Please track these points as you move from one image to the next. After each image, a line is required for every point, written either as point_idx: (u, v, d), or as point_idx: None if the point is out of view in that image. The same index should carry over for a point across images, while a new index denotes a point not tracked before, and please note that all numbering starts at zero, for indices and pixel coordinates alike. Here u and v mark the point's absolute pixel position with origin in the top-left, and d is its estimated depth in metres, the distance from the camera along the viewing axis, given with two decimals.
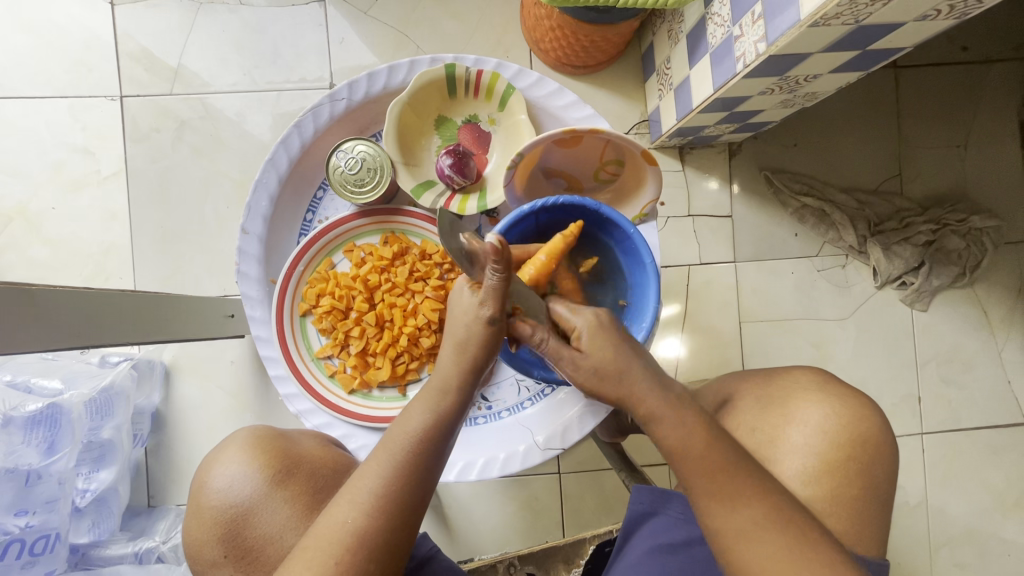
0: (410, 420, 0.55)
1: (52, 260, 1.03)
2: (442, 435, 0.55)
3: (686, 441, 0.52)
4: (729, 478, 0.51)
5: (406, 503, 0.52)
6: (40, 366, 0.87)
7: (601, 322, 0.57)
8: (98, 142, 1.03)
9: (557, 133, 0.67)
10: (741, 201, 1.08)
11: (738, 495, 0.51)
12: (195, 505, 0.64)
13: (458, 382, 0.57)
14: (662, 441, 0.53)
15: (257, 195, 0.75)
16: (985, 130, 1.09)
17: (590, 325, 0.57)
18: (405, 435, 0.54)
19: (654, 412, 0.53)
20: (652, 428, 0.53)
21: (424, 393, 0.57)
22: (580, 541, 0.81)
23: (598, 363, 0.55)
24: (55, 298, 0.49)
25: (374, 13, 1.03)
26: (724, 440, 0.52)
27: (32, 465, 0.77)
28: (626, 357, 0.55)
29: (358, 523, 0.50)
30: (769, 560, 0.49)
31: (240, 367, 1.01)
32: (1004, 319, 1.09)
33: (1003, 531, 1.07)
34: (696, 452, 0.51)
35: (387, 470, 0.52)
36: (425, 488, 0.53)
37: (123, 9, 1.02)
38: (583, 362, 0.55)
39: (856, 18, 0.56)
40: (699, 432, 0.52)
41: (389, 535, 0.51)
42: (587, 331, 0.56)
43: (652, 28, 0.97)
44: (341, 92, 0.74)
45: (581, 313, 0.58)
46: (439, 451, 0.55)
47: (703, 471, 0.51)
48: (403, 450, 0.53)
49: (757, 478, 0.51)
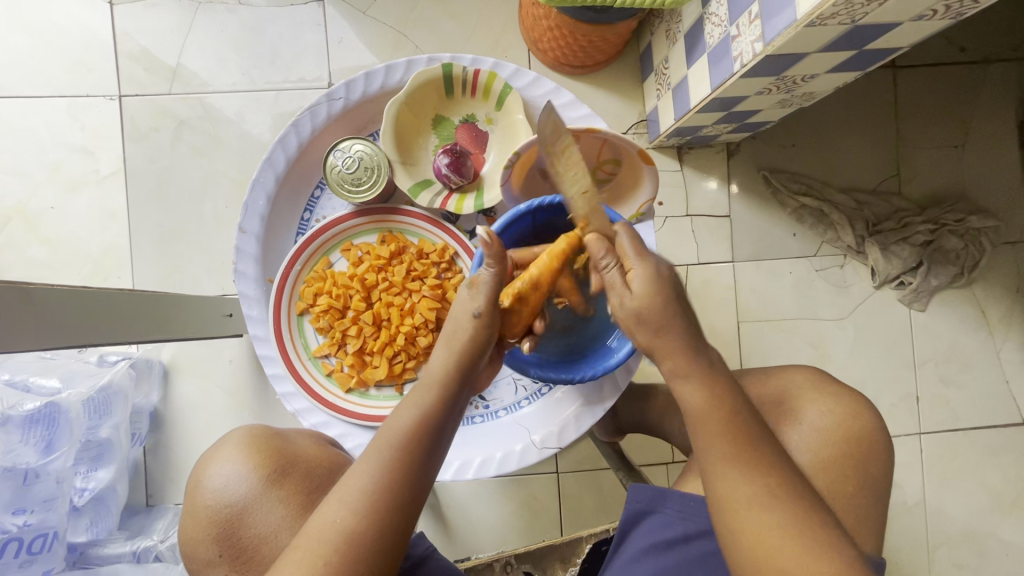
0: (399, 419, 0.56)
1: (50, 259, 1.03)
2: (432, 433, 0.55)
3: (710, 406, 0.53)
4: (745, 447, 0.51)
5: (397, 502, 0.52)
6: (38, 365, 0.87)
7: (660, 277, 0.57)
8: (97, 142, 1.04)
9: (561, 127, 0.59)
10: (740, 201, 1.08)
11: (751, 466, 0.51)
12: (190, 505, 0.64)
13: (445, 381, 0.58)
14: (684, 402, 0.54)
15: (254, 194, 0.75)
16: (983, 130, 1.09)
17: (649, 273, 0.57)
18: (393, 433, 0.54)
19: (678, 370, 0.55)
20: (676, 387, 0.55)
21: (414, 392, 0.57)
22: (578, 540, 0.81)
23: (643, 308, 0.56)
24: (52, 297, 0.49)
25: (373, 14, 1.04)
26: (745, 407, 0.53)
27: (29, 463, 0.77)
28: (672, 314, 0.55)
29: (347, 521, 0.50)
30: (768, 529, 0.49)
31: (238, 367, 1.01)
32: (1002, 318, 1.09)
33: (1001, 531, 1.07)
34: (716, 417, 0.53)
35: (376, 467, 0.52)
36: (417, 485, 0.53)
37: (122, 9, 1.03)
38: (628, 304, 0.56)
39: (852, 18, 0.56)
40: (721, 398, 0.53)
41: (379, 533, 0.51)
42: (644, 275, 0.56)
43: (651, 28, 0.97)
44: (338, 92, 0.74)
45: (645, 259, 0.58)
46: (430, 449, 0.55)
47: (720, 437, 0.52)
48: (393, 448, 0.54)
49: (770, 452, 0.52)
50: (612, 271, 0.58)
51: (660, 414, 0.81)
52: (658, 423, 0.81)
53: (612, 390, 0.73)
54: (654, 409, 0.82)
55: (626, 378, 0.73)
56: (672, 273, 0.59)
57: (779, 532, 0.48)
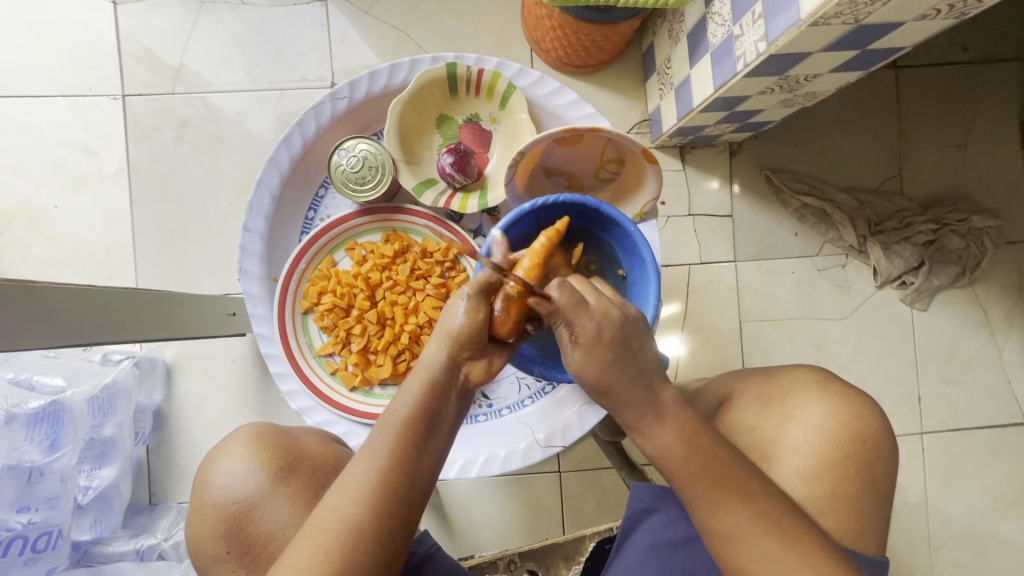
0: (396, 408, 0.55)
1: (53, 258, 1.03)
2: (429, 421, 0.55)
3: (671, 452, 0.53)
4: (721, 479, 0.52)
5: (395, 493, 0.52)
6: (42, 364, 0.88)
7: (601, 337, 0.53)
8: (100, 141, 1.04)
9: (558, 134, 0.67)
10: (742, 201, 1.08)
11: (727, 497, 0.51)
12: (198, 502, 0.64)
13: (442, 368, 0.56)
14: (646, 450, 0.54)
15: (259, 192, 0.75)
16: (985, 130, 1.09)
17: (590, 337, 0.53)
18: (391, 423, 0.54)
19: (637, 423, 0.54)
20: (638, 437, 0.55)
21: (411, 379, 0.57)
22: (581, 538, 0.81)
23: (585, 372, 0.54)
24: (58, 295, 0.50)
25: (376, 13, 1.04)
26: (709, 442, 0.53)
27: (34, 461, 0.77)
28: (619, 374, 0.53)
29: (348, 511, 0.51)
30: (757, 556, 0.51)
31: (241, 366, 1.01)
32: (1004, 318, 1.09)
33: (1003, 531, 1.07)
34: (681, 458, 0.52)
35: (374, 458, 0.53)
36: (413, 477, 0.53)
37: (125, 8, 1.03)
38: (574, 365, 0.55)
39: (856, 18, 0.56)
40: (683, 442, 0.53)
41: (377, 524, 0.51)
42: (585, 343, 0.54)
43: (653, 28, 0.98)
44: (343, 91, 0.75)
45: (586, 317, 0.54)
46: (428, 438, 0.55)
47: (689, 478, 0.52)
48: (394, 437, 0.53)
49: (745, 477, 0.52)
50: (561, 329, 0.55)
51: None
52: None
53: None
54: None
55: None
56: (619, 322, 0.55)
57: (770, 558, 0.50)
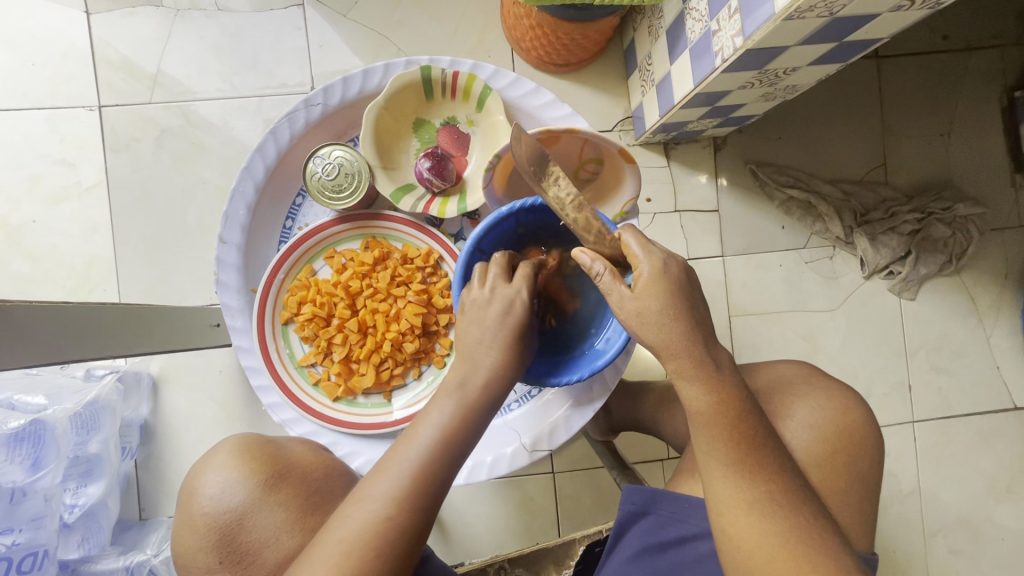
0: (435, 412, 0.59)
1: (33, 273, 1.02)
2: (465, 433, 0.58)
3: (715, 410, 0.53)
4: (747, 457, 0.52)
5: (425, 499, 0.55)
6: (23, 382, 0.87)
7: (667, 269, 0.56)
8: (77, 153, 1.02)
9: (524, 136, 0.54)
10: (729, 195, 1.08)
11: (751, 471, 0.52)
12: (186, 517, 0.63)
13: (487, 377, 0.60)
14: (687, 403, 0.54)
15: (234, 204, 0.74)
16: (967, 117, 1.09)
17: (653, 270, 0.56)
18: (429, 425, 0.58)
19: (685, 371, 0.54)
20: (680, 389, 0.55)
21: (447, 392, 0.60)
22: (570, 542, 0.80)
23: (644, 307, 0.55)
24: (29, 314, 0.48)
25: (353, 16, 1.03)
26: (753, 413, 0.54)
27: (16, 482, 0.75)
28: (676, 312, 0.55)
29: (380, 508, 0.53)
30: (762, 556, 0.50)
31: (229, 377, 1.00)
32: (991, 305, 1.09)
33: (996, 516, 1.08)
34: (721, 424, 0.53)
35: (412, 456, 0.56)
36: (441, 484, 0.56)
37: (99, 17, 1.01)
38: (630, 303, 0.56)
39: (831, 11, 0.56)
40: (727, 405, 0.53)
41: (408, 518, 0.54)
42: (650, 276, 0.55)
43: (633, 25, 0.97)
44: (316, 98, 0.74)
45: (649, 252, 0.57)
46: (463, 445, 0.58)
47: (720, 441, 0.52)
48: (430, 447, 0.56)
49: (760, 466, 0.52)
50: (604, 277, 0.57)
51: (654, 412, 0.81)
52: (651, 421, 0.81)
53: (600, 390, 0.74)
54: (648, 407, 0.82)
55: (614, 376, 0.74)
56: (679, 265, 0.57)
57: (767, 547, 0.50)
